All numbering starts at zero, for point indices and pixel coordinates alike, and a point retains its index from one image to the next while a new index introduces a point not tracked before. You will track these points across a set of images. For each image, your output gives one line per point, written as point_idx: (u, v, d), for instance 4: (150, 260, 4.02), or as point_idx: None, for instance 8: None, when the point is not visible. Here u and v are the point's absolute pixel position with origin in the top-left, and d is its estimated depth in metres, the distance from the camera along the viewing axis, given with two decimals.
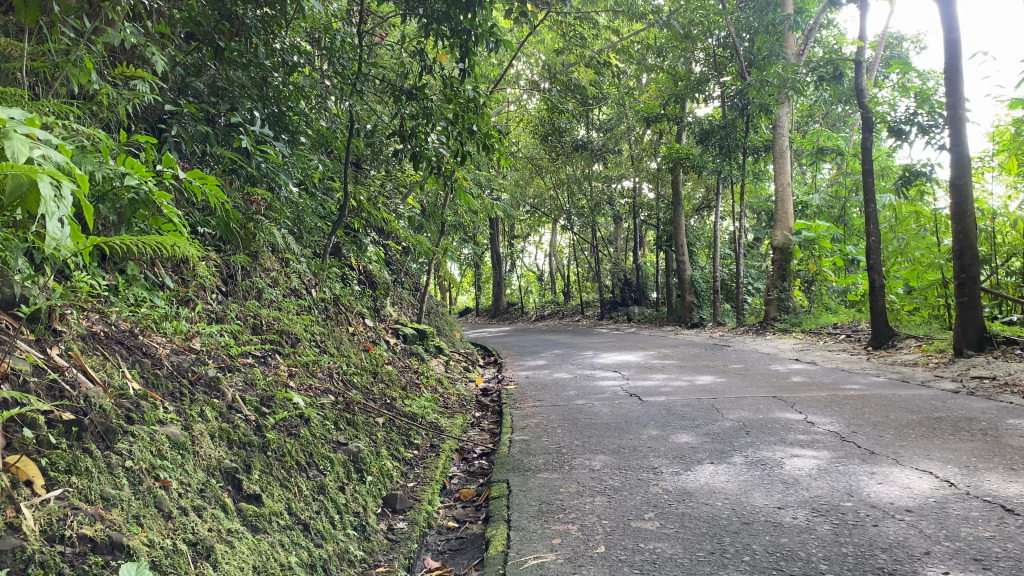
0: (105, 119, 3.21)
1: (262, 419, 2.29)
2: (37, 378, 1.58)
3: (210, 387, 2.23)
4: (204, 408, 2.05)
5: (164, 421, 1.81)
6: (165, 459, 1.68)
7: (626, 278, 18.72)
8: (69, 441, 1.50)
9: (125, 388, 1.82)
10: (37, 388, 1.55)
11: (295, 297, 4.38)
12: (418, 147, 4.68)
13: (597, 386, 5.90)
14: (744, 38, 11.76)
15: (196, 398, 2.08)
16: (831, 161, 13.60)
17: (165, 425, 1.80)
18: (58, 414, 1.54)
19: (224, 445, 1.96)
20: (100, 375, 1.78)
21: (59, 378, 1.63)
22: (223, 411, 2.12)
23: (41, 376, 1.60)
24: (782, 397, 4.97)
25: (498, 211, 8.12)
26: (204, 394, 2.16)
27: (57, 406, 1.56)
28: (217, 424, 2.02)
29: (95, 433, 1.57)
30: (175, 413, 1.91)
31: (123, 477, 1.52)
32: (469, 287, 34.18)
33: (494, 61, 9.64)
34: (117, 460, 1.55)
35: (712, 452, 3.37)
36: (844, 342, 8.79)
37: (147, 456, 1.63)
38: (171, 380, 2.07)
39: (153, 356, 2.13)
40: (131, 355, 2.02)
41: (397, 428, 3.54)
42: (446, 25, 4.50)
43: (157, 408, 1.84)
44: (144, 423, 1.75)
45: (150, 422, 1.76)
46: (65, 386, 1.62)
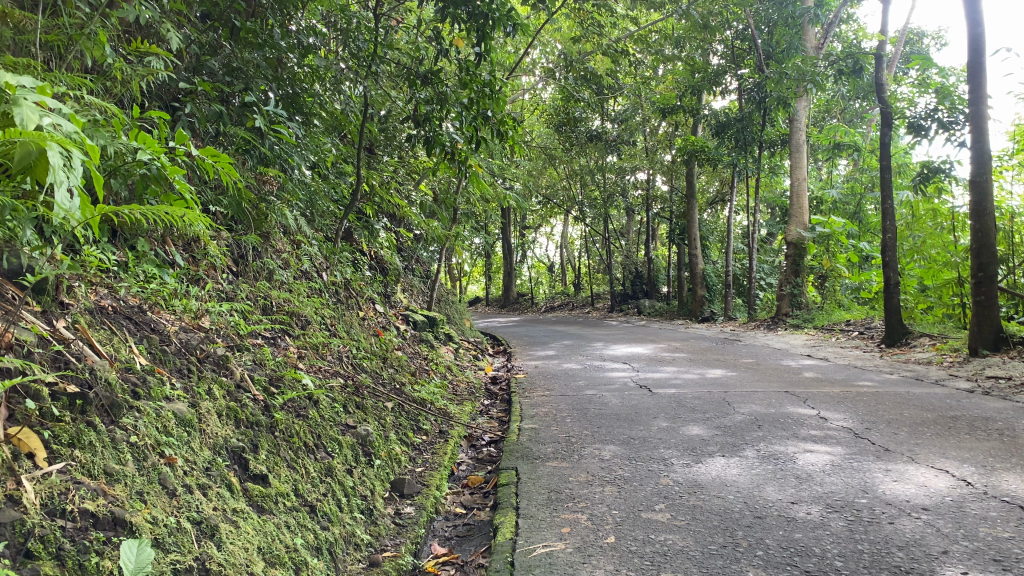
0: (118, 95, 3.18)
1: (271, 399, 2.26)
2: (42, 349, 1.54)
3: (218, 365, 2.20)
4: (211, 386, 2.01)
5: (171, 398, 1.78)
6: (171, 435, 1.65)
7: (637, 270, 18.67)
8: (73, 414, 1.47)
9: (133, 363, 1.79)
10: (42, 359, 1.52)
11: (306, 279, 4.37)
12: (432, 132, 4.63)
13: (608, 377, 5.86)
14: (763, 30, 11.66)
15: (205, 376, 2.05)
16: (848, 157, 13.49)
17: (172, 401, 1.77)
18: (63, 386, 1.51)
19: (231, 424, 1.93)
20: (107, 350, 1.75)
21: (65, 350, 1.60)
22: (232, 390, 2.09)
23: (46, 347, 1.57)
24: (795, 393, 4.93)
25: (510, 199, 8.09)
26: (213, 371, 2.12)
27: (61, 377, 1.52)
28: (225, 403, 1.99)
29: (101, 407, 1.54)
30: (183, 390, 1.87)
31: (127, 453, 1.49)
32: (479, 278, 34.19)
33: (509, 49, 9.57)
34: (122, 434, 1.52)
35: (724, 445, 3.33)
36: (856, 339, 8.71)
37: (153, 433, 1.60)
38: (179, 357, 2.04)
39: (162, 332, 2.09)
40: (139, 330, 1.99)
41: (406, 413, 3.52)
42: (463, 9, 4.45)
43: (165, 384, 1.81)
44: (150, 399, 1.72)
45: (156, 397, 1.73)
46: (70, 359, 1.59)
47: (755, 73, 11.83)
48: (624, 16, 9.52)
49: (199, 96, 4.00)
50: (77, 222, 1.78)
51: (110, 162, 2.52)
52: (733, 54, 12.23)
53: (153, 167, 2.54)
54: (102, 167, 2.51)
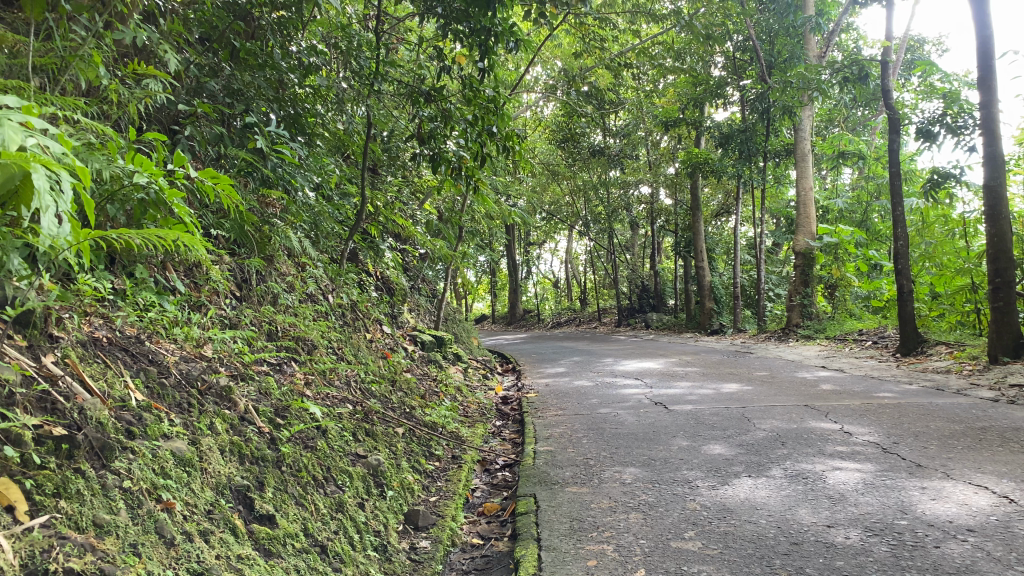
0: (115, 117, 3.09)
1: (277, 432, 2.14)
2: (26, 390, 1.43)
3: (221, 396, 2.09)
4: (213, 420, 1.90)
5: (170, 435, 1.67)
6: (168, 477, 1.54)
7: (644, 284, 18.54)
8: (59, 460, 1.36)
9: (128, 398, 1.68)
10: (26, 401, 1.41)
11: (311, 302, 4.26)
12: (437, 149, 4.54)
13: (621, 394, 5.73)
14: (764, 39, 11.61)
15: (207, 409, 1.93)
16: (854, 165, 13.38)
17: (171, 439, 1.66)
18: (49, 429, 1.40)
19: (235, 461, 1.81)
20: (99, 386, 1.64)
21: (51, 389, 1.49)
22: (234, 423, 1.97)
23: (31, 386, 1.46)
24: (815, 406, 4.79)
25: (515, 216, 8.00)
26: (215, 404, 2.01)
27: (47, 419, 1.41)
28: (228, 438, 1.87)
29: (91, 450, 1.43)
30: (182, 426, 1.76)
31: (119, 500, 1.38)
32: (483, 297, 34.07)
33: (510, 66, 9.51)
34: (113, 480, 1.41)
35: (749, 464, 3.20)
36: (871, 348, 8.57)
37: (149, 476, 1.49)
38: (179, 390, 1.92)
39: (161, 364, 1.97)
40: (135, 363, 1.87)
41: (417, 439, 3.40)
42: (465, 24, 4.36)
43: (163, 420, 1.70)
44: (148, 437, 1.61)
45: (153, 435, 1.62)
46: (57, 398, 1.48)
47: (758, 84, 11.77)
48: (625, 30, 9.47)
49: (199, 119, 3.91)
50: (65, 247, 1.67)
51: (106, 187, 2.43)
52: (734, 65, 12.18)
53: (150, 189, 2.46)
54: (99, 192, 2.43)
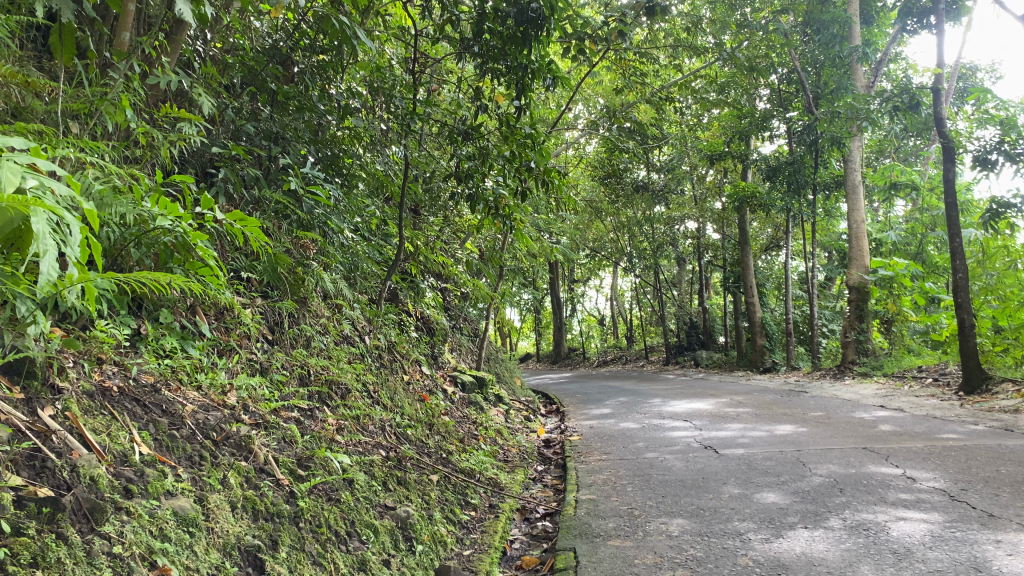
0: (148, 162, 3.08)
1: (297, 484, 2.03)
2: (10, 448, 1.35)
3: (240, 446, 2.00)
4: (227, 473, 1.80)
5: (174, 492, 1.59)
6: (167, 541, 1.44)
7: (692, 320, 18.19)
8: (40, 524, 1.27)
9: (130, 453, 1.60)
10: (11, 461, 1.34)
11: (347, 345, 4.18)
12: (475, 188, 4.47)
13: (669, 437, 5.52)
14: (809, 70, 11.43)
15: (220, 461, 1.84)
16: (907, 196, 13.02)
17: (174, 497, 1.58)
18: (34, 491, 1.32)
19: (246, 518, 1.71)
20: (99, 441, 1.57)
21: (42, 447, 1.42)
22: (249, 476, 1.88)
23: (20, 444, 1.39)
24: (875, 449, 4.54)
25: (558, 253, 7.90)
26: (230, 455, 1.92)
27: (32, 480, 1.34)
28: (241, 493, 1.78)
29: (77, 512, 1.34)
30: (189, 481, 1.67)
31: (105, 569, 1.28)
32: (529, 334, 33.89)
33: (551, 104, 9.48)
34: (101, 545, 1.32)
35: (805, 514, 3.00)
36: (932, 386, 8.21)
37: (144, 539, 1.40)
38: (191, 441, 1.84)
39: (174, 414, 1.89)
40: (146, 414, 1.79)
41: (452, 486, 3.27)
42: (502, 62, 4.31)
43: (167, 476, 1.62)
44: (147, 496, 1.52)
45: (154, 493, 1.53)
46: (48, 456, 1.41)
47: (805, 115, 11.57)
48: (666, 66, 9.40)
49: (234, 162, 3.91)
50: (65, 284, 1.67)
51: (131, 231, 2.40)
52: (780, 98, 11.99)
53: (177, 232, 2.44)
54: (123, 236, 2.40)
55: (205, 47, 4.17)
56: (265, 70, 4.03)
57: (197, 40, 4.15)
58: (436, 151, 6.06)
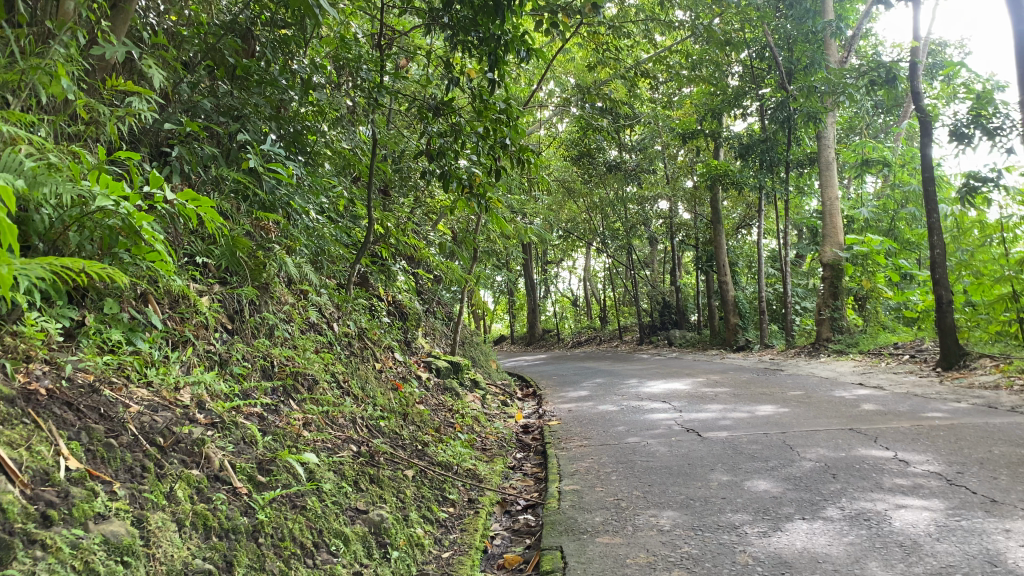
0: (93, 137, 2.83)
1: (257, 493, 1.84)
2: None
3: (191, 452, 1.79)
4: (173, 487, 1.60)
5: (106, 514, 1.38)
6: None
7: (665, 300, 18.10)
8: None
9: (52, 470, 1.39)
10: None
11: (314, 332, 3.96)
12: (447, 166, 4.26)
13: (649, 420, 5.38)
14: (783, 46, 11.27)
15: (167, 470, 1.64)
16: (879, 173, 12.98)
17: (107, 520, 1.37)
18: None
19: (194, 538, 1.52)
20: (13, 455, 1.35)
21: None
22: (201, 487, 1.68)
23: None
24: (861, 430, 4.42)
25: (532, 234, 7.71)
26: (180, 463, 1.71)
27: None
28: (189, 508, 1.58)
29: None
30: (126, 499, 1.47)
31: None
32: (502, 316, 33.70)
33: (522, 82, 9.24)
34: None
35: (800, 504, 2.85)
36: (909, 363, 8.16)
37: None
38: (132, 449, 1.63)
39: (114, 419, 1.69)
40: (77, 421, 1.59)
41: (429, 482, 3.09)
42: (475, 34, 4.09)
43: (99, 496, 1.41)
44: (72, 522, 1.31)
45: (80, 518, 1.33)
46: None
47: (778, 92, 11.44)
48: (638, 41, 9.18)
49: (190, 140, 3.67)
50: None
51: (68, 213, 2.16)
52: (752, 74, 11.82)
53: (120, 213, 2.21)
54: (61, 218, 2.17)
55: (158, 19, 3.93)
56: (221, 41, 3.77)
57: (150, 12, 3.92)
58: (405, 129, 5.83)
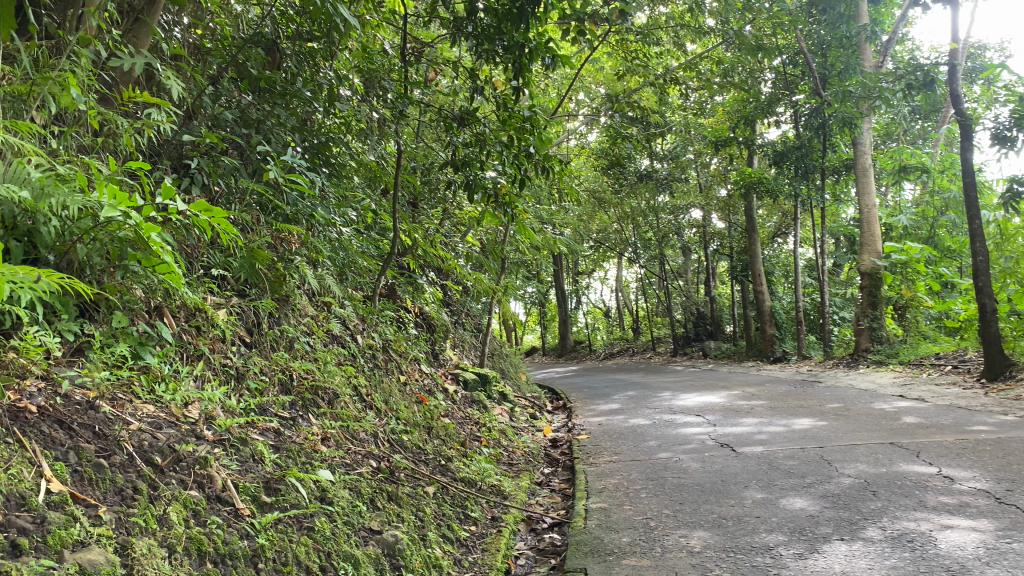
0: (109, 149, 2.81)
1: (259, 515, 1.78)
2: None
3: (190, 472, 1.74)
4: (166, 510, 1.54)
5: (86, 541, 1.32)
6: None
7: (699, 311, 17.85)
8: None
9: (31, 494, 1.33)
10: None
11: (337, 345, 3.90)
12: (471, 176, 4.18)
13: (682, 434, 5.24)
14: (816, 52, 11.08)
15: (160, 492, 1.58)
16: (917, 179, 12.69)
17: (86, 547, 1.31)
18: None
19: (184, 564, 1.45)
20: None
21: None
22: (198, 509, 1.62)
23: None
24: (904, 444, 4.25)
25: (561, 244, 7.62)
26: (176, 484, 1.65)
27: None
28: (181, 533, 1.52)
29: None
30: (111, 524, 1.40)
31: None
32: (535, 327, 33.57)
33: (550, 91, 9.17)
34: None
35: (838, 523, 2.71)
36: (952, 374, 7.91)
37: None
38: (123, 471, 1.57)
39: (108, 438, 1.64)
40: (67, 441, 1.54)
41: (450, 498, 3.00)
42: (499, 42, 4.01)
43: (79, 521, 1.35)
44: (47, 551, 1.24)
45: (56, 545, 1.27)
46: None
47: (812, 97, 11.23)
48: (668, 50, 9.09)
49: (211, 153, 3.64)
50: None
51: (76, 225, 2.13)
52: (785, 80, 11.63)
53: (128, 225, 2.17)
54: (69, 230, 2.13)
55: (182, 33, 3.94)
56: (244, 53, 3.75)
57: (174, 27, 3.93)
58: (432, 141, 5.79)
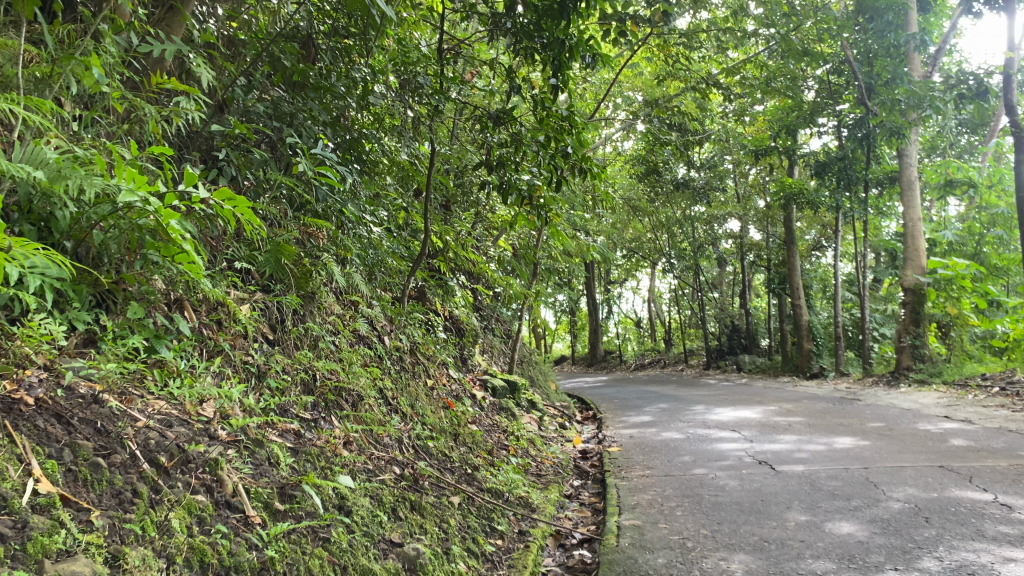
0: (135, 135, 2.73)
1: (269, 525, 1.68)
2: None
3: (195, 476, 1.63)
4: (165, 518, 1.44)
5: (71, 551, 1.21)
6: None
7: (733, 323, 17.53)
8: None
9: (14, 495, 1.23)
10: None
11: (363, 345, 3.79)
12: (506, 178, 4.04)
13: (717, 449, 5.05)
14: (862, 61, 10.78)
15: (161, 497, 1.49)
16: (963, 194, 12.33)
17: (70, 557, 1.20)
18: None
19: None
20: None
21: None
22: (202, 516, 1.53)
23: None
24: (954, 468, 4.02)
25: (595, 251, 7.46)
26: (177, 491, 1.54)
27: None
28: (179, 542, 1.41)
29: None
30: (101, 532, 1.30)
31: None
32: (565, 337, 33.31)
33: (587, 95, 9.02)
34: None
35: (890, 552, 2.53)
36: (999, 395, 7.60)
37: None
38: (120, 474, 1.47)
39: (110, 435, 1.55)
40: (63, 438, 1.45)
41: (477, 510, 2.86)
42: (538, 39, 3.87)
43: (65, 528, 1.24)
44: (24, 561, 1.13)
45: (37, 552, 1.17)
46: None
47: (857, 107, 10.93)
48: (710, 56, 8.87)
49: (241, 147, 3.56)
50: None
51: (93, 210, 2.03)
52: (829, 90, 11.34)
53: (147, 212, 2.06)
54: (85, 215, 2.03)
55: (218, 25, 3.88)
56: (278, 47, 3.66)
57: (209, 19, 3.87)
58: (467, 142, 5.67)
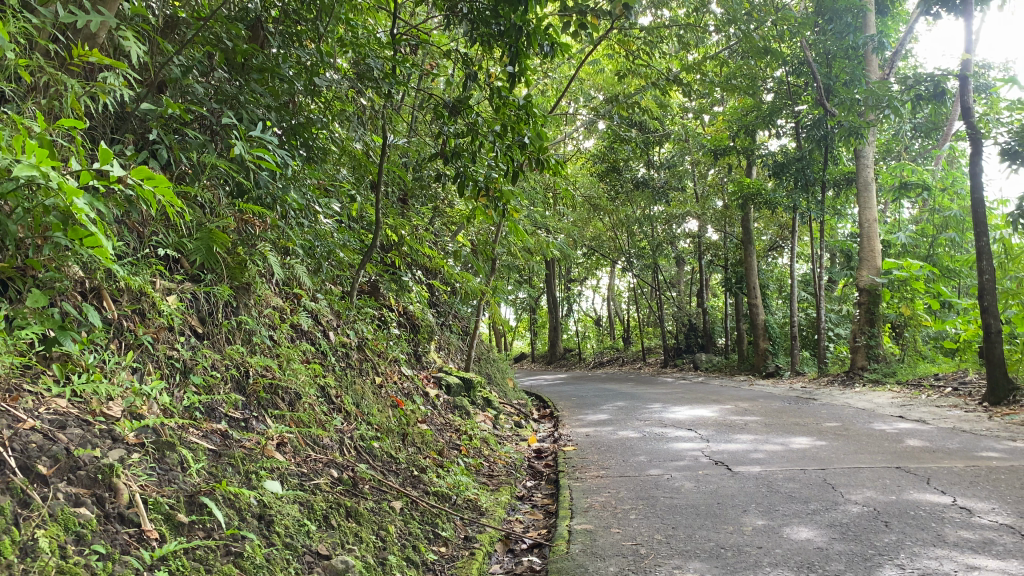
0: (49, 111, 2.51)
1: (166, 541, 1.52)
2: None
3: (75, 485, 1.47)
4: (32, 537, 1.27)
5: None
6: None
7: (690, 322, 17.54)
8: None
9: None
10: None
11: (306, 341, 3.60)
12: (462, 169, 3.85)
13: (676, 450, 4.94)
14: (821, 62, 10.79)
15: (31, 512, 1.32)
16: (917, 196, 12.46)
17: None
18: None
19: None
20: None
21: None
22: (82, 533, 1.37)
23: None
24: (913, 470, 3.95)
25: (554, 247, 7.34)
26: (50, 504, 1.37)
27: None
28: (45, 563, 1.24)
29: None
30: None
31: None
32: (524, 335, 33.15)
33: (547, 89, 8.87)
34: None
35: (851, 559, 2.42)
36: (952, 396, 7.63)
37: None
38: None
39: None
40: None
41: (420, 515, 2.70)
42: (495, 24, 3.67)
43: None
44: None
45: None
46: None
47: (816, 108, 10.97)
48: (670, 53, 8.81)
49: (176, 130, 3.35)
50: None
51: None
52: (787, 89, 11.35)
53: (51, 189, 1.86)
54: None
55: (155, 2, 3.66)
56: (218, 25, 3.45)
57: None
58: (423, 132, 5.48)
